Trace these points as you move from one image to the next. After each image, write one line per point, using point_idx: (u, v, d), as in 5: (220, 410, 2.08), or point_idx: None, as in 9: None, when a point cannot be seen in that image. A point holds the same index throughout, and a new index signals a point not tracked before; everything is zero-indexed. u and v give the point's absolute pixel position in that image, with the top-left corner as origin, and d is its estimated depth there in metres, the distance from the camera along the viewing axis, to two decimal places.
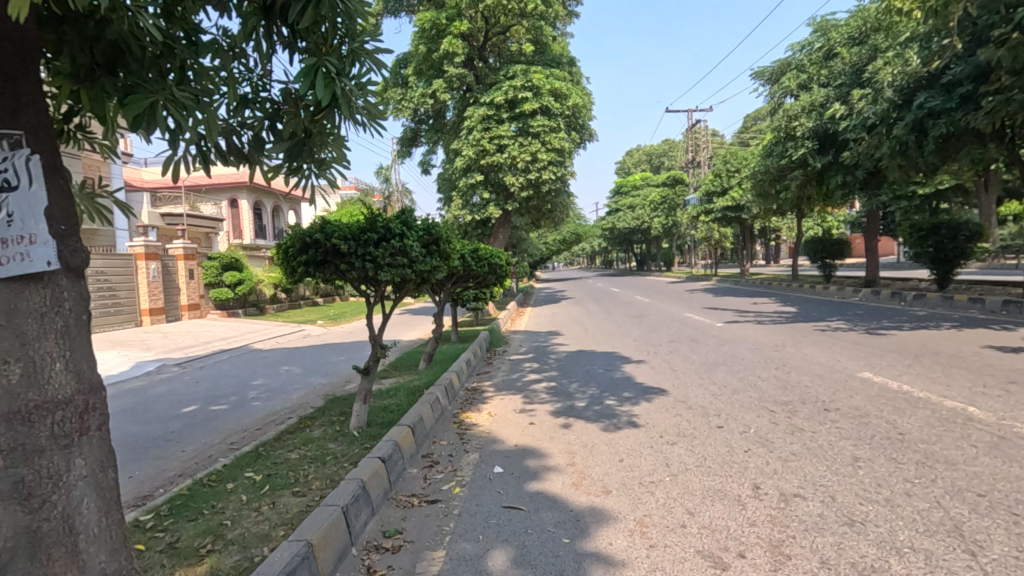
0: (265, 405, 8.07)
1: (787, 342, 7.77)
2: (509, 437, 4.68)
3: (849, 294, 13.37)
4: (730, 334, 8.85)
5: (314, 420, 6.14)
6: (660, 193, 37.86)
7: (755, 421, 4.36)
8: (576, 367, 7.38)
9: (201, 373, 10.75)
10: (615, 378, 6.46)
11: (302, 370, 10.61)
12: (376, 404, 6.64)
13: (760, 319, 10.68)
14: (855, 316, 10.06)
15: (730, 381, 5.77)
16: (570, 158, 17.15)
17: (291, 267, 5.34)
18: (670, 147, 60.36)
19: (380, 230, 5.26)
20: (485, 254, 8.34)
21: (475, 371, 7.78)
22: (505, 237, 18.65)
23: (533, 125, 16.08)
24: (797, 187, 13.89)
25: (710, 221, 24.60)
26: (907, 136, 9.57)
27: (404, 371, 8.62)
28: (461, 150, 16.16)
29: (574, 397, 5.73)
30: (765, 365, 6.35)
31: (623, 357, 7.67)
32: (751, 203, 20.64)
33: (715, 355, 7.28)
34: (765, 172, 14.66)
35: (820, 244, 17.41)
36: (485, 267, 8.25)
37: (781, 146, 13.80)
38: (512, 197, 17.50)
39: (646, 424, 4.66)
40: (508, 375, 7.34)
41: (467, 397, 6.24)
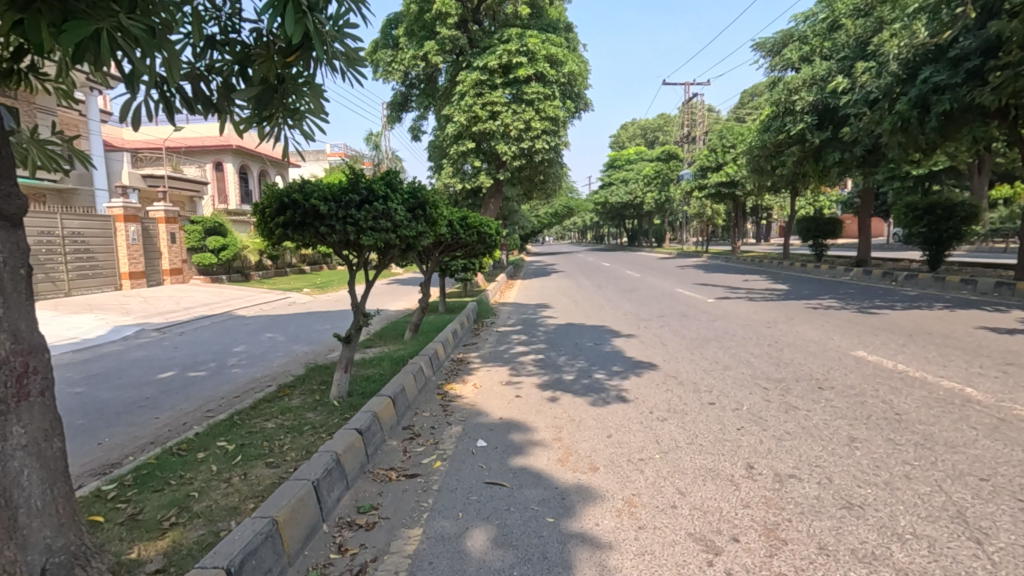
0: (245, 372, 7.86)
1: (779, 319, 7.66)
2: (494, 410, 4.52)
3: (841, 273, 13.29)
4: (721, 310, 8.73)
5: (293, 389, 5.94)
6: (654, 168, 37.48)
7: (748, 399, 4.23)
8: (565, 340, 7.22)
9: (180, 339, 10.47)
10: (605, 352, 6.32)
11: (284, 338, 10.38)
12: (359, 374, 6.47)
13: (751, 296, 10.58)
14: (847, 295, 9.96)
15: (722, 357, 5.63)
16: (564, 127, 16.75)
17: (268, 229, 5.07)
18: (665, 121, 59.65)
19: (364, 191, 5.00)
20: (474, 222, 8.09)
21: (462, 342, 7.61)
22: (496, 207, 18.32)
23: (527, 92, 15.63)
24: (793, 163, 13.66)
25: (703, 197, 24.40)
26: (909, 112, 9.34)
27: (389, 341, 8.43)
28: (453, 116, 15.69)
29: (562, 371, 5.58)
30: (756, 342, 6.23)
31: (613, 331, 7.53)
32: (746, 179, 20.41)
33: (706, 330, 7.16)
34: (762, 147, 14.39)
35: (813, 222, 17.29)
36: (474, 237, 8.00)
37: (779, 121, 13.52)
38: (504, 167, 17.13)
39: (635, 399, 4.52)
40: (495, 347, 7.17)
41: (452, 367, 6.07)
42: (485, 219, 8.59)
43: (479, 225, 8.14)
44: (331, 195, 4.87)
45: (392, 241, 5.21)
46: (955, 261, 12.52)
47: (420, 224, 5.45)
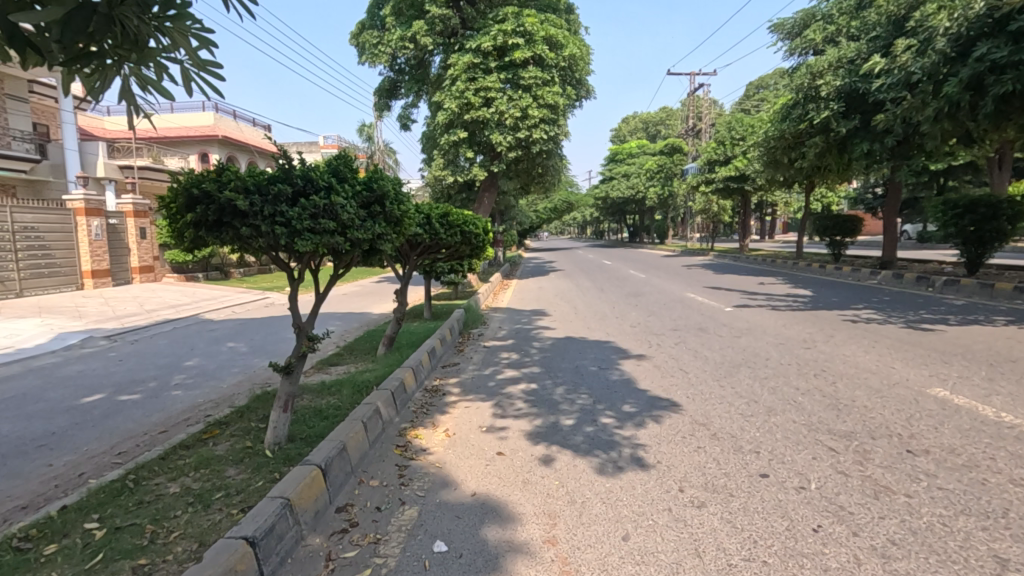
0: (187, 395, 6.69)
1: (815, 335, 6.49)
2: (466, 478, 3.35)
3: (866, 276, 12.13)
4: (744, 323, 7.54)
5: (224, 428, 4.77)
6: (656, 162, 36.26)
7: (817, 471, 3.05)
8: (564, 361, 6.04)
9: (130, 349, 9.28)
10: (612, 381, 5.15)
11: (247, 349, 9.19)
12: (310, 406, 5.29)
13: (773, 303, 9.38)
14: (883, 304, 8.78)
15: (760, 394, 4.46)
16: (564, 116, 15.52)
17: (178, 231, 3.88)
18: (668, 114, 58.29)
19: (299, 181, 3.82)
20: (458, 219, 6.86)
21: (440, 361, 6.42)
22: (491, 202, 17.09)
23: (524, 77, 14.43)
24: (815, 155, 12.42)
25: (710, 192, 23.18)
26: (960, 95, 8.13)
27: (359, 358, 7.25)
28: (443, 103, 14.46)
29: (560, 411, 4.40)
30: (799, 370, 5.05)
31: (620, 351, 6.34)
32: (757, 174, 19.18)
33: (732, 351, 5.98)
34: (780, 137, 13.12)
35: (830, 219, 16.06)
36: (458, 237, 6.81)
37: (801, 109, 12.31)
38: (500, 158, 15.92)
39: (658, 463, 3.35)
40: (480, 370, 5.99)
41: (423, 402, 4.88)
42: (470, 214, 7.38)
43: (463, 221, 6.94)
44: (252, 184, 3.68)
45: (340, 246, 4.02)
46: (993, 264, 11.35)
47: (379, 222, 4.25)
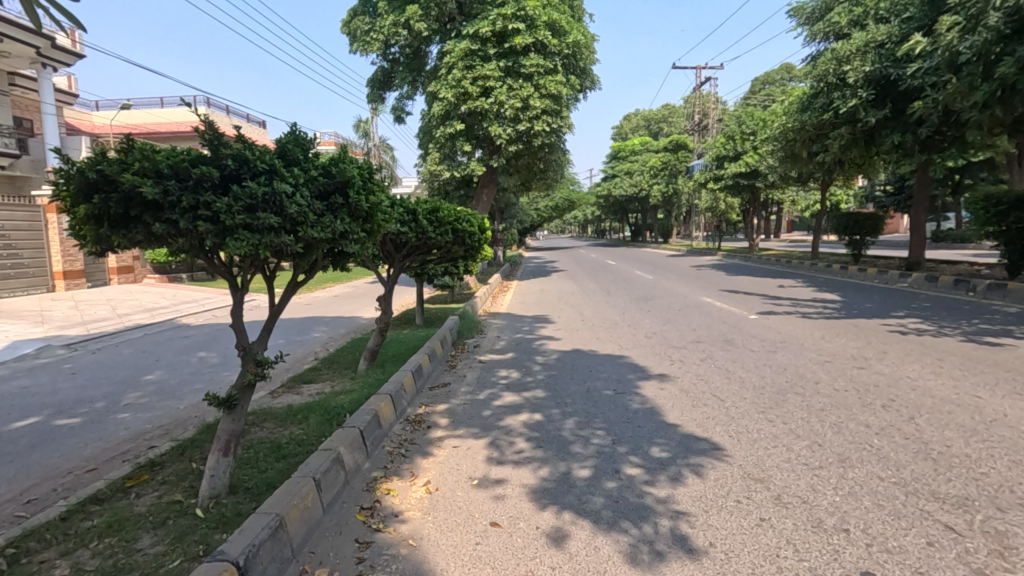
0: (135, 417, 5.80)
1: (863, 349, 5.58)
2: (448, 568, 2.43)
3: (894, 278, 11.23)
4: (777, 334, 6.60)
5: (156, 471, 3.87)
6: (661, 159, 35.12)
7: (943, 570, 2.16)
8: (573, 383, 5.13)
9: (89, 360, 8.39)
10: (632, 412, 4.25)
11: (217, 360, 8.27)
12: (267, 441, 4.38)
13: (802, 310, 8.45)
14: (927, 310, 7.86)
15: (823, 434, 3.55)
16: (567, 108, 14.61)
17: (76, 227, 2.96)
18: (671, 111, 57.20)
19: (232, 162, 2.88)
20: (449, 215, 5.94)
21: (428, 381, 5.50)
22: (490, 199, 16.16)
23: (525, 64, 13.53)
24: (840, 148, 11.51)
25: (718, 190, 22.24)
26: (1016, 77, 7.22)
27: (337, 375, 6.33)
28: (439, 93, 13.55)
29: (572, 456, 3.50)
30: (862, 399, 4.14)
31: (638, 370, 5.42)
32: (770, 170, 18.24)
33: (772, 371, 5.05)
34: (801, 129, 12.19)
35: (850, 218, 15.13)
36: (450, 237, 5.89)
37: (824, 97, 11.40)
38: (499, 152, 15.00)
39: (711, 545, 2.46)
40: (474, 393, 5.08)
41: (402, 439, 3.97)
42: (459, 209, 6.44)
43: (456, 218, 6.00)
44: (167, 165, 2.75)
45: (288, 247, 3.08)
46: None
47: (342, 217, 3.31)
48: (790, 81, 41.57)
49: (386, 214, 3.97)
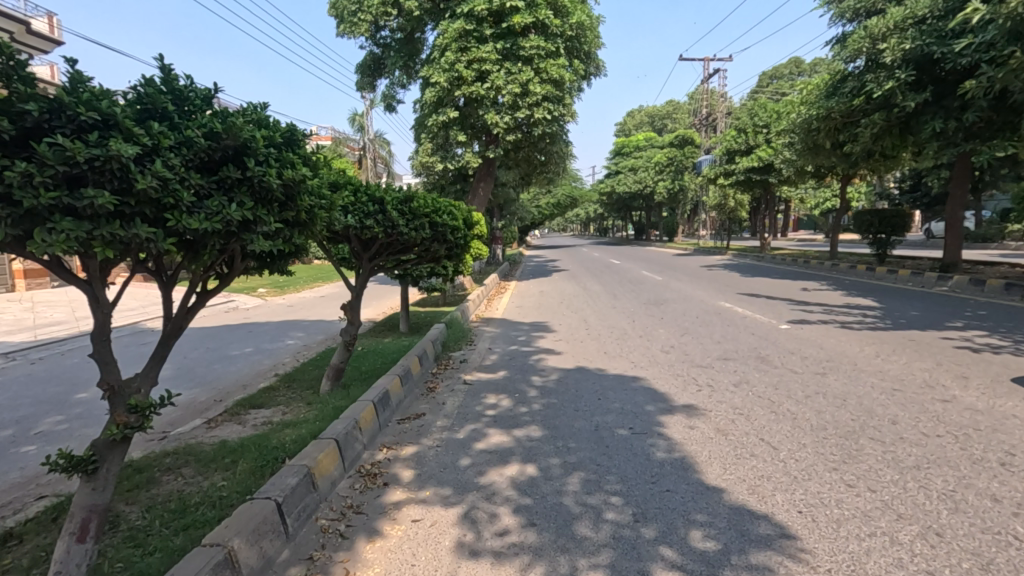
0: (41, 450, 4.74)
1: (935, 373, 4.51)
2: None
3: (932, 282, 10.15)
4: (819, 349, 5.53)
5: (6, 552, 2.81)
6: (666, 154, 34.03)
7: None
8: (578, 417, 4.06)
9: (23, 372, 7.33)
10: (658, 466, 3.17)
11: (167, 373, 7.20)
12: (176, 499, 3.32)
13: (837, 318, 7.38)
14: (987, 320, 6.78)
15: (937, 514, 2.49)
16: (570, 95, 13.53)
17: None
18: (675, 107, 55.97)
19: (38, 107, 1.81)
20: (427, 206, 4.85)
21: (397, 412, 4.43)
22: (487, 193, 15.08)
23: (524, 46, 12.47)
24: (872, 137, 10.43)
25: (728, 185, 21.17)
26: None
27: (294, 399, 5.26)
28: (430, 77, 12.48)
29: (580, 545, 2.44)
30: (966, 451, 3.08)
31: (658, 400, 4.35)
32: (786, 164, 17.13)
33: (831, 404, 3.97)
34: (827, 117, 11.11)
35: (875, 215, 14.02)
36: (429, 232, 4.85)
37: (855, 81, 10.33)
38: (496, 142, 13.93)
39: None
40: (452, 430, 4.01)
41: (344, 507, 2.90)
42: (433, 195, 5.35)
43: (435, 208, 4.94)
44: None
45: (152, 243, 2.02)
46: None
47: (243, 198, 2.25)
48: (798, 76, 40.58)
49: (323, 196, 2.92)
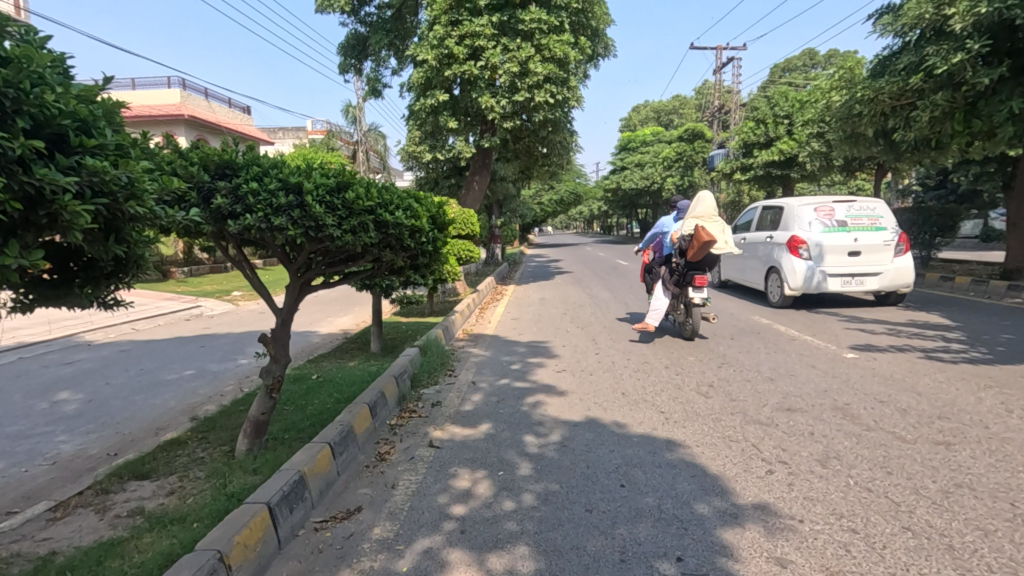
0: None
1: None
2: None
3: (1002, 292, 8.61)
4: (920, 398, 4.04)
5: None
6: (675, 149, 32.42)
7: None
8: (594, 531, 2.59)
9: None
10: None
11: (72, 410, 5.74)
12: None
13: (912, 341, 5.90)
14: None
15: None
16: (575, 77, 12.01)
17: None
18: (682, 102, 54.17)
19: None
20: (373, 194, 3.31)
21: (317, 508, 2.94)
22: (483, 188, 13.57)
23: (523, 19, 11.00)
24: (929, 122, 8.95)
25: (744, 181, 19.67)
26: None
27: (195, 469, 3.77)
28: (417, 54, 11.00)
29: None
30: None
31: (713, 495, 2.86)
32: (813, 156, 15.52)
33: (997, 516, 2.49)
34: (874, 99, 9.63)
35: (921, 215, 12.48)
36: (376, 236, 3.33)
37: (912, 55, 8.82)
38: (493, 130, 12.44)
39: None
40: (393, 553, 2.53)
41: None
42: (392, 182, 3.81)
43: (386, 201, 3.39)
44: None
45: None
46: None
47: None
48: (812, 68, 39.02)
49: (115, 196, 1.89)
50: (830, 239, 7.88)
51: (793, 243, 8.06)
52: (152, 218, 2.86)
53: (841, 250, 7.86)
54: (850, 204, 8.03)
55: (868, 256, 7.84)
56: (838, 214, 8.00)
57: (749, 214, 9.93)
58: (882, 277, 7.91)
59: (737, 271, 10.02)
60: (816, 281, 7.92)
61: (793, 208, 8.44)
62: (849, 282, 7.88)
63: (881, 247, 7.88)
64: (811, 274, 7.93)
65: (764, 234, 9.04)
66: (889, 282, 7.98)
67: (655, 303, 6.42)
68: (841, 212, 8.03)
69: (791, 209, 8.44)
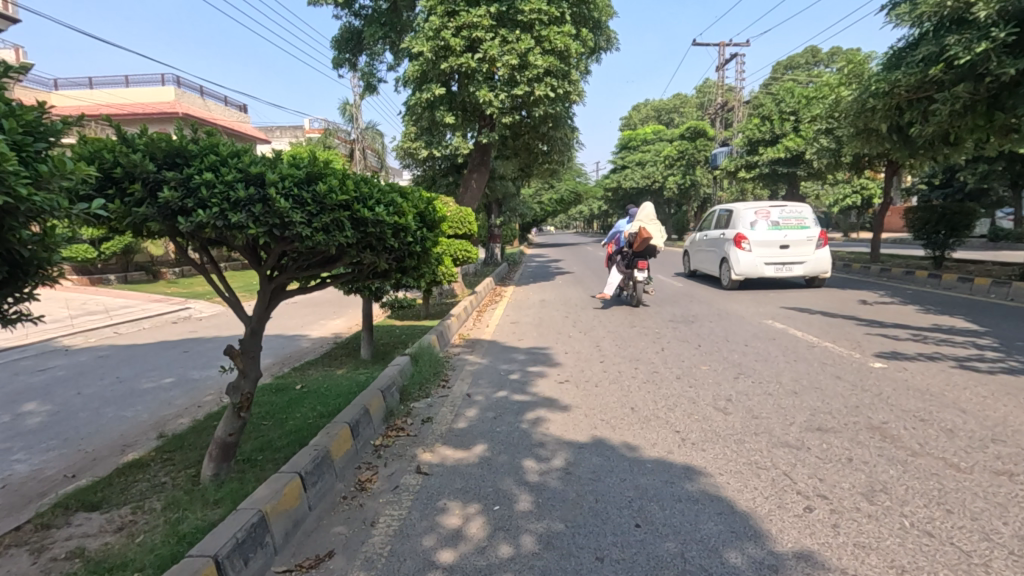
0: None
1: None
2: None
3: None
4: (967, 416, 3.61)
5: None
6: (677, 147, 31.98)
7: None
8: None
9: None
10: None
11: (36, 424, 5.33)
12: None
13: (941, 348, 5.48)
14: None
15: None
16: (577, 70, 11.58)
17: None
18: (683, 101, 53.72)
19: None
20: (351, 188, 2.88)
21: (280, 554, 2.51)
22: (481, 186, 13.14)
23: (523, 9, 10.58)
24: (949, 116, 8.53)
25: (749, 179, 19.23)
26: None
27: (153, 499, 3.34)
28: (411, 47, 10.57)
29: None
30: None
31: (746, 539, 2.44)
32: (821, 153, 15.09)
33: None
34: (890, 92, 9.23)
35: (936, 214, 12.09)
36: (354, 236, 2.90)
37: (931, 46, 8.41)
38: (491, 126, 12.01)
39: None
40: None
41: None
42: (375, 175, 3.39)
43: (365, 195, 2.96)
44: None
45: None
46: None
47: None
48: (814, 66, 38.62)
49: None
50: (762, 236, 10.10)
51: (737, 239, 10.24)
52: (74, 205, 2.50)
53: (771, 245, 10.10)
54: (783, 208, 10.14)
55: (795, 249, 10.05)
56: (772, 216, 10.18)
57: (716, 214, 11.95)
58: (803, 266, 10.10)
59: (703, 261, 12.18)
60: (754, 268, 10.12)
61: (739, 211, 10.59)
62: (780, 269, 10.08)
63: (804, 242, 10.05)
64: (751, 264, 10.11)
65: (719, 230, 11.34)
66: (810, 270, 10.19)
67: (609, 281, 9.10)
68: (776, 214, 10.18)
69: (738, 212, 10.56)
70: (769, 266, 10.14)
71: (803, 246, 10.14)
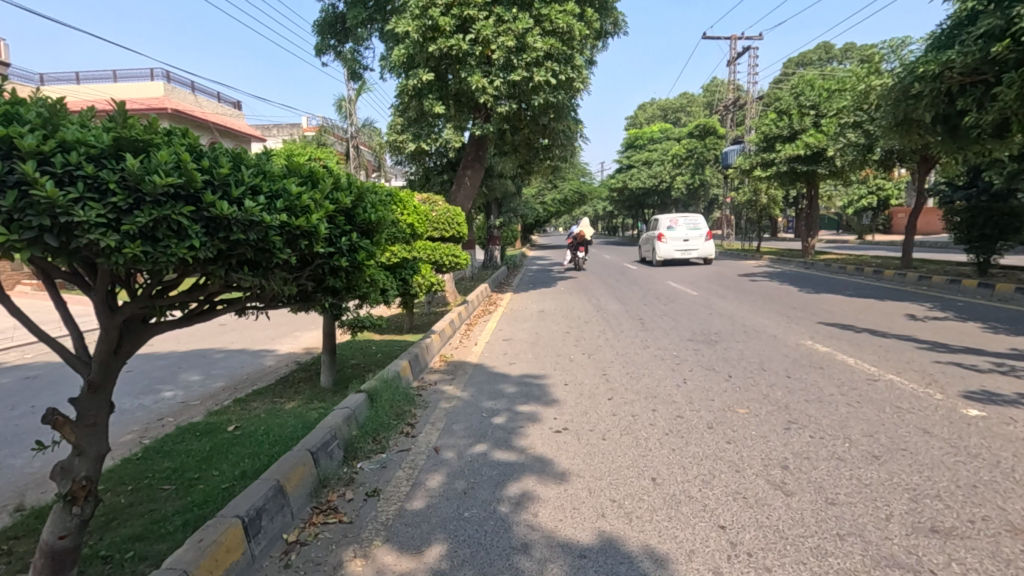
0: None
1: None
2: None
3: None
4: None
5: None
6: (685, 146, 30.84)
7: None
8: None
9: None
10: None
11: None
12: None
13: None
14: None
15: None
16: (581, 55, 10.45)
17: None
18: (690, 100, 52.58)
19: None
20: (202, 167, 1.73)
21: None
22: (476, 184, 11.97)
23: None
24: (1015, 100, 7.36)
25: (765, 178, 18.03)
26: None
27: None
28: (396, 27, 9.44)
29: None
30: None
31: None
32: (846, 149, 13.91)
33: None
34: (941, 75, 8.08)
35: (982, 213, 10.94)
36: (205, 248, 1.75)
37: (993, 18, 7.27)
38: (487, 117, 10.88)
39: None
40: None
41: None
42: (277, 157, 2.26)
43: (233, 179, 1.82)
44: None
45: None
46: None
47: None
48: (828, 62, 37.41)
49: None
50: (672, 234, 17.40)
51: (659, 236, 17.49)
52: None
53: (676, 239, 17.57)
54: (687, 219, 17.42)
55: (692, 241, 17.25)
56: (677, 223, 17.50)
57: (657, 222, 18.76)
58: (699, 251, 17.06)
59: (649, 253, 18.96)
60: (668, 253, 17.46)
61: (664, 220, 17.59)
62: (685, 253, 17.32)
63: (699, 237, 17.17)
64: (667, 249, 17.33)
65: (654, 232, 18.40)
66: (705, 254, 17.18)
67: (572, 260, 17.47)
68: (681, 223, 17.45)
69: (661, 220, 17.84)
70: (677, 251, 17.51)
71: (698, 240, 17.48)
